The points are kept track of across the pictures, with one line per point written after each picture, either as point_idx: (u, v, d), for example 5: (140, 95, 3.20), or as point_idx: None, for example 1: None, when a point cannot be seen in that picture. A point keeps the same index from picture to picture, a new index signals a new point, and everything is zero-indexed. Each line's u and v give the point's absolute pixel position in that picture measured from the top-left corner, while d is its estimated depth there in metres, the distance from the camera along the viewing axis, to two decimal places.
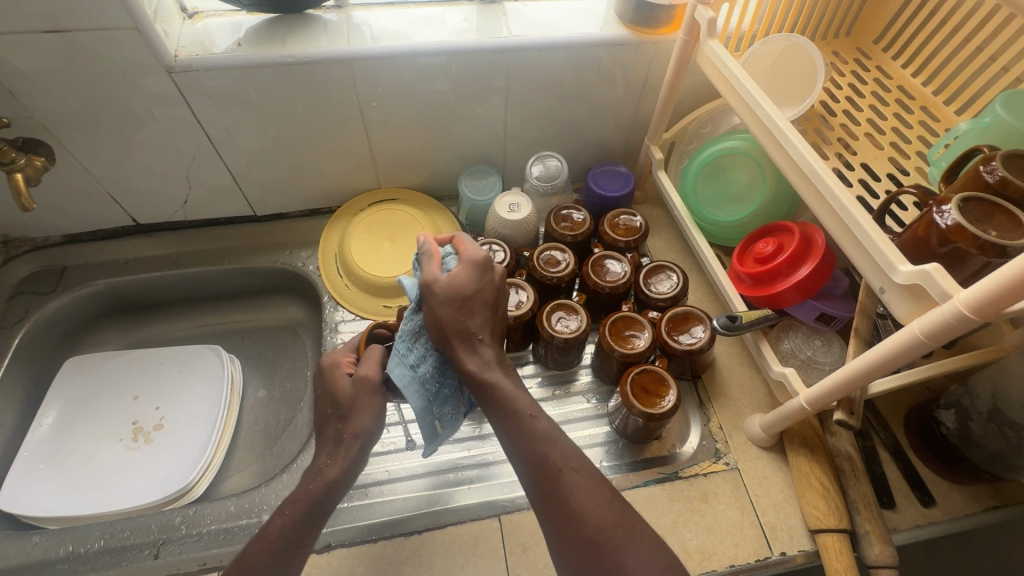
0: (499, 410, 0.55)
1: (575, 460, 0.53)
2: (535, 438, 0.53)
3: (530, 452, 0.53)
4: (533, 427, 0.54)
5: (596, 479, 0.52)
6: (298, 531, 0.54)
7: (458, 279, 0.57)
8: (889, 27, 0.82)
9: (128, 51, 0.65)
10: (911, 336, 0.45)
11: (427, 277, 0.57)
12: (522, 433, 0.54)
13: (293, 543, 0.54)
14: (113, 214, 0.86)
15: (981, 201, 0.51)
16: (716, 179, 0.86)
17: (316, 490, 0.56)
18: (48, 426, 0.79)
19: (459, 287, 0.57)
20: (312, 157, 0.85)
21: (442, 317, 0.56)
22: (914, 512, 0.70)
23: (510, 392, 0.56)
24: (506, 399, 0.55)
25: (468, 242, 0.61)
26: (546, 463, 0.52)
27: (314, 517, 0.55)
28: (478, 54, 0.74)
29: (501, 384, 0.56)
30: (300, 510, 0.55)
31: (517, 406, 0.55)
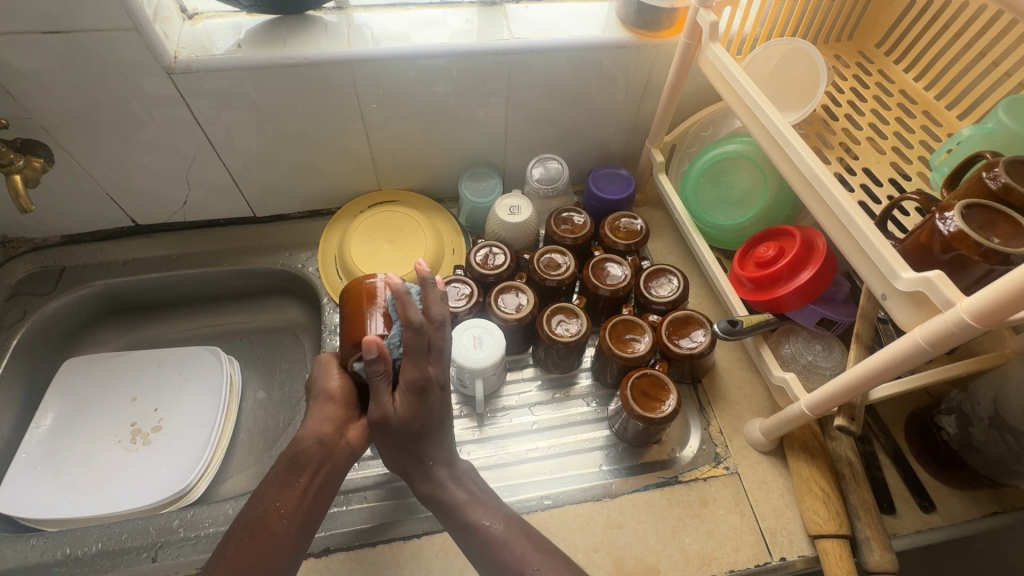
0: (458, 529, 0.57)
1: (532, 559, 0.54)
2: (491, 545, 0.55)
3: (492, 561, 0.55)
4: (486, 536, 0.56)
5: (554, 567, 0.54)
6: (274, 495, 0.55)
7: (407, 417, 0.57)
8: (891, 31, 0.82)
9: (128, 52, 0.64)
10: (913, 344, 0.45)
11: (377, 415, 0.57)
12: (479, 545, 0.56)
13: (269, 508, 0.54)
14: (113, 215, 0.86)
15: (984, 208, 0.51)
16: (717, 182, 0.85)
17: (290, 451, 0.57)
18: (46, 428, 0.78)
19: (409, 424, 0.57)
20: (312, 159, 0.84)
21: (390, 445, 0.59)
22: (914, 517, 0.69)
23: (462, 504, 0.58)
24: (459, 513, 0.57)
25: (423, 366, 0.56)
26: (507, 569, 0.54)
27: (290, 479, 0.56)
28: (479, 56, 0.74)
29: (456, 502, 0.58)
30: (278, 473, 0.56)
31: (470, 516, 0.57)
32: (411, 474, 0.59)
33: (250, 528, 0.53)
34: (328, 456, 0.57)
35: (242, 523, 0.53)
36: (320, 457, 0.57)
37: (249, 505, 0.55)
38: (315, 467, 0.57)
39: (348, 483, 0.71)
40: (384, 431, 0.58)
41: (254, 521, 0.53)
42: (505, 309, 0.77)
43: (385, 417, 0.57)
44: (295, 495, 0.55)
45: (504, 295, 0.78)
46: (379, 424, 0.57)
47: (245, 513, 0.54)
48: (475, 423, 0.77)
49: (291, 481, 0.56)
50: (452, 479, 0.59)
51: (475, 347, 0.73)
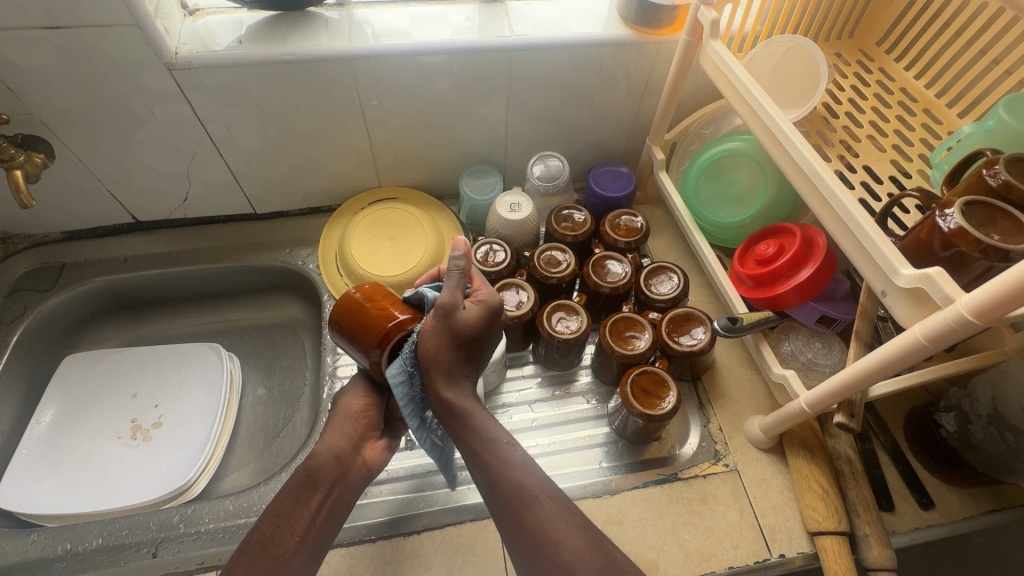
0: (471, 439, 0.57)
1: (549, 488, 0.55)
2: (510, 465, 0.56)
3: (503, 479, 0.55)
4: (506, 455, 0.56)
5: (567, 504, 0.54)
6: (289, 511, 0.56)
7: (474, 317, 0.59)
8: (892, 29, 0.82)
9: (128, 48, 0.64)
10: (913, 341, 0.45)
11: (448, 302, 0.57)
12: (494, 461, 0.56)
13: (283, 524, 0.55)
14: (113, 211, 0.86)
15: (984, 205, 0.51)
16: (718, 180, 0.85)
17: (307, 466, 0.60)
18: (46, 424, 0.78)
19: (473, 326, 0.59)
20: (313, 155, 0.84)
21: (441, 347, 0.57)
22: (913, 514, 0.70)
23: (483, 418, 0.58)
24: (481, 427, 0.57)
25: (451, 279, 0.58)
26: (518, 491, 0.54)
27: (305, 494, 0.57)
28: (480, 52, 0.74)
29: (476, 413, 0.58)
30: (292, 488, 0.58)
31: (490, 429, 0.58)
32: (436, 374, 0.57)
33: (264, 544, 0.53)
34: (342, 474, 0.61)
35: (255, 539, 0.53)
36: (336, 474, 0.60)
37: (260, 521, 0.55)
38: (330, 484, 0.59)
39: None
40: (445, 321, 0.57)
41: (266, 537, 0.54)
42: (505, 305, 0.77)
43: (454, 307, 0.57)
44: (309, 512, 0.56)
45: (505, 292, 0.78)
46: (446, 311, 0.57)
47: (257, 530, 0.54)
48: None
49: (306, 498, 0.57)
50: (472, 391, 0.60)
51: None
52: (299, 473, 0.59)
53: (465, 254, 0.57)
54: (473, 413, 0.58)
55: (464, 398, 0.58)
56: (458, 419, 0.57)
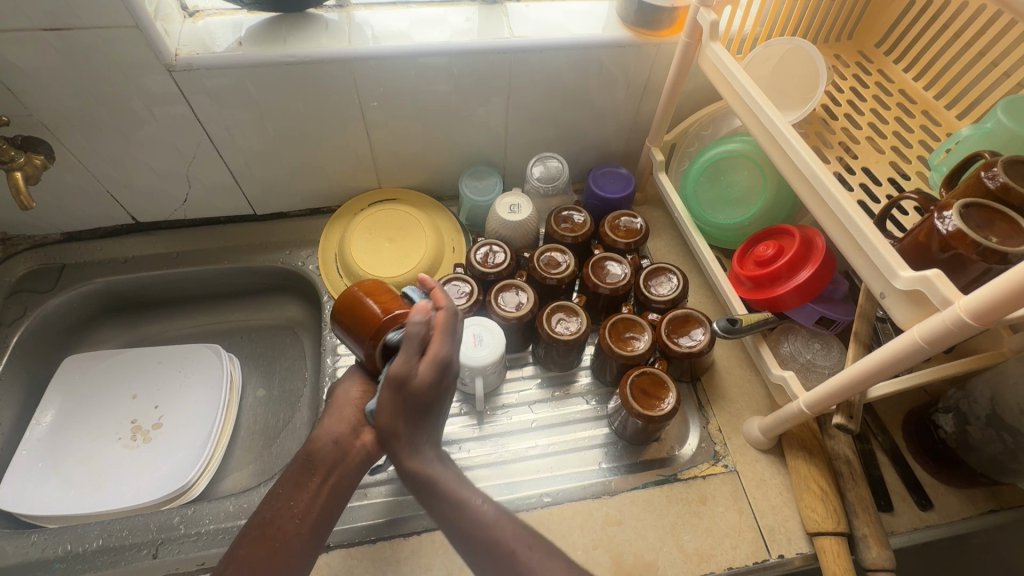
0: (443, 509, 0.52)
1: (526, 538, 0.51)
2: (485, 526, 0.51)
3: (482, 543, 0.50)
4: (478, 516, 0.51)
5: (551, 550, 0.51)
6: (287, 495, 0.55)
7: (427, 382, 0.53)
8: (891, 31, 0.82)
9: (128, 49, 0.64)
10: (911, 343, 0.45)
11: (400, 370, 0.52)
12: (467, 526, 0.51)
13: (282, 507, 0.55)
14: (113, 213, 0.86)
15: (982, 207, 0.51)
16: (717, 181, 0.86)
17: (305, 450, 0.58)
18: (46, 425, 0.79)
19: (426, 393, 0.53)
20: (313, 156, 0.84)
21: (394, 415, 0.53)
22: (911, 515, 0.70)
23: (450, 480, 0.54)
24: (448, 493, 0.52)
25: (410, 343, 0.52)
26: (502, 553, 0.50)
27: (304, 479, 0.57)
28: (480, 54, 0.74)
29: (443, 479, 0.53)
30: (292, 473, 0.57)
31: (457, 493, 0.53)
32: (397, 449, 0.54)
33: (262, 528, 0.53)
34: (342, 458, 0.58)
35: (255, 522, 0.54)
36: (336, 457, 0.58)
37: (261, 506, 0.55)
38: (330, 468, 0.58)
39: None
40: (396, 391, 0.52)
41: (265, 521, 0.54)
42: (505, 307, 0.77)
43: (405, 377, 0.52)
44: (307, 496, 0.56)
45: (504, 293, 0.78)
46: (398, 382, 0.52)
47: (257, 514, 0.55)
48: (474, 420, 0.78)
49: (305, 481, 0.57)
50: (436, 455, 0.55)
51: (476, 345, 0.74)
52: (299, 456, 0.59)
53: (424, 319, 0.53)
54: (441, 481, 0.53)
55: (430, 464, 0.54)
56: (429, 490, 0.53)
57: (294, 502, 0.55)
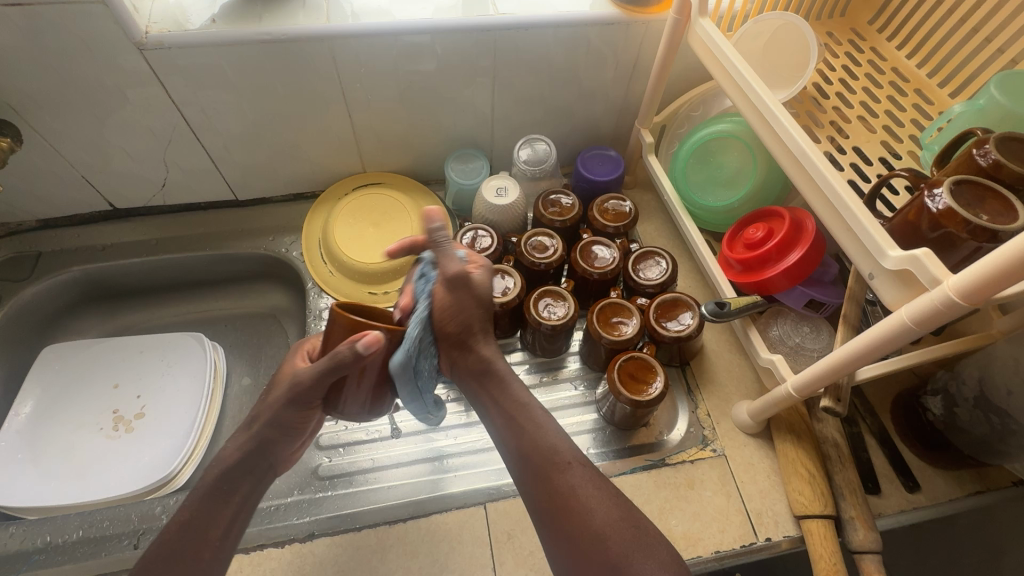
0: (502, 404, 0.57)
1: (580, 456, 0.54)
2: (541, 430, 0.55)
3: (534, 442, 0.54)
4: (540, 419, 0.55)
5: (598, 472, 0.53)
6: (202, 524, 0.51)
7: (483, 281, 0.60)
8: (884, 7, 0.81)
9: (96, 27, 0.62)
10: (900, 324, 0.44)
11: (460, 271, 0.58)
12: (528, 427, 0.55)
13: (196, 535, 0.51)
14: (89, 199, 0.84)
15: (974, 185, 0.50)
16: (707, 163, 0.84)
17: (213, 479, 0.54)
18: (25, 416, 0.77)
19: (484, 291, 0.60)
20: (294, 139, 0.82)
21: (463, 310, 0.59)
22: (899, 497, 0.70)
23: (511, 382, 0.58)
24: (511, 390, 0.57)
25: (449, 250, 0.59)
26: (551, 457, 0.53)
27: (216, 507, 0.53)
28: (463, 32, 0.72)
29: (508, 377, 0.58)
30: (202, 498, 0.53)
31: (519, 398, 0.57)
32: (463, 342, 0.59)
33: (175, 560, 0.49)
34: (256, 484, 0.56)
35: (161, 554, 0.50)
36: (252, 477, 0.56)
37: (167, 530, 0.51)
38: (240, 492, 0.55)
39: (334, 468, 0.71)
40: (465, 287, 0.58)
41: (180, 549, 0.50)
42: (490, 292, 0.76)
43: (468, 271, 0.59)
44: (225, 521, 0.53)
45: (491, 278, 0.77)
46: (461, 275, 0.58)
47: (160, 540, 0.51)
48: (462, 407, 0.77)
49: (218, 510, 0.53)
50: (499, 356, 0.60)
51: None
52: (207, 485, 0.54)
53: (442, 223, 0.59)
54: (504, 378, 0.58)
55: (492, 362, 0.59)
56: (491, 380, 0.58)
57: (210, 529, 0.52)
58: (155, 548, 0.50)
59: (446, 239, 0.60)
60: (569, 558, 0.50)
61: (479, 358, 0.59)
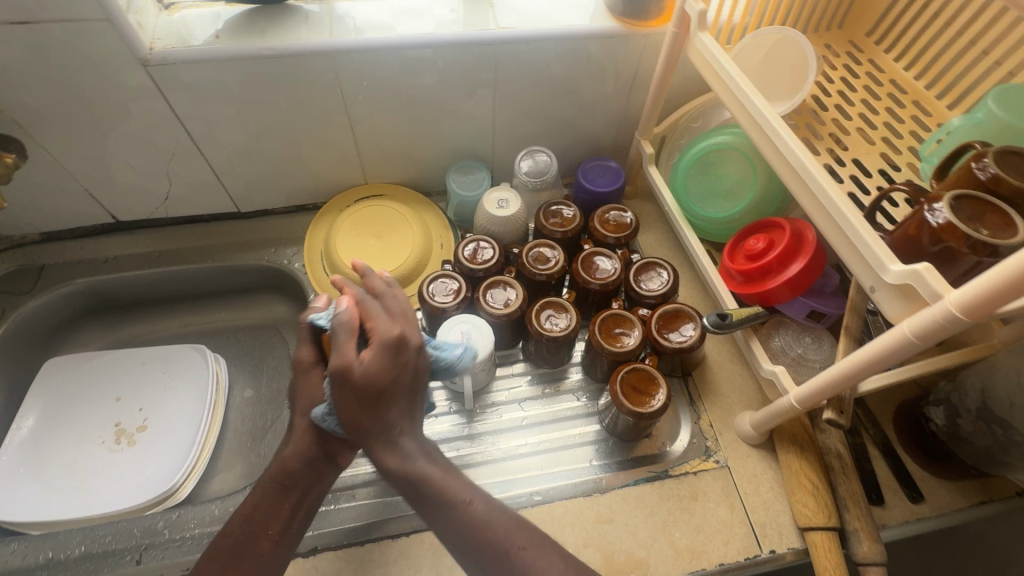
0: (432, 505, 0.52)
1: (522, 537, 0.52)
2: (475, 526, 0.51)
3: (474, 540, 0.51)
4: (471, 513, 0.52)
5: (548, 544, 0.52)
6: (261, 521, 0.55)
7: (373, 370, 0.51)
8: (881, 20, 0.81)
9: (101, 43, 0.63)
10: (901, 337, 0.44)
11: (337, 366, 0.51)
12: (464, 525, 0.51)
13: (254, 534, 0.55)
14: (92, 212, 0.84)
15: (973, 199, 0.50)
16: (707, 174, 0.85)
17: (274, 475, 0.58)
18: (27, 430, 0.77)
19: (375, 378, 0.51)
20: (297, 152, 0.83)
21: (348, 408, 0.52)
22: (902, 508, 0.70)
23: (434, 474, 0.53)
24: (436, 487, 0.53)
25: (338, 340, 0.53)
26: (498, 553, 0.50)
27: (277, 503, 0.56)
28: (465, 46, 0.73)
29: (431, 471, 0.54)
30: (265, 493, 0.57)
31: (448, 490, 0.53)
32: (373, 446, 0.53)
33: (236, 550, 0.54)
34: (317, 476, 0.59)
35: (223, 550, 0.54)
36: (311, 473, 0.59)
37: (232, 524, 0.56)
38: (302, 487, 0.58)
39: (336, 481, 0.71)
40: (341, 386, 0.51)
41: (239, 547, 0.54)
42: (493, 304, 0.76)
43: (347, 367, 0.51)
44: (283, 516, 0.56)
45: (493, 290, 0.77)
46: (338, 375, 0.51)
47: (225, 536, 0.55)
48: (464, 419, 0.77)
49: (279, 506, 0.56)
50: (417, 448, 0.55)
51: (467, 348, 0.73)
52: (271, 480, 0.58)
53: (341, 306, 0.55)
54: (428, 476, 0.53)
55: (410, 462, 0.53)
56: (417, 488, 0.53)
57: (270, 525, 0.55)
58: (219, 544, 0.55)
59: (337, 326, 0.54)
60: None
61: (397, 462, 0.53)
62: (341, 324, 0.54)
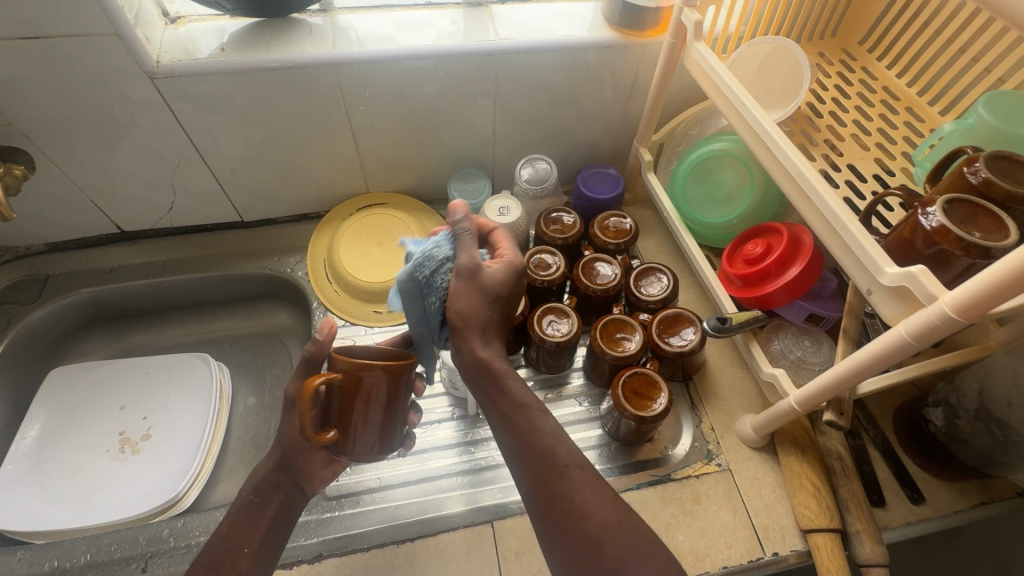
0: (506, 408, 0.53)
1: (581, 458, 0.51)
2: (539, 433, 0.51)
3: (529, 443, 0.51)
4: (538, 422, 0.52)
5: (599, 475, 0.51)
6: (237, 537, 0.57)
7: (497, 274, 0.54)
8: (874, 28, 0.83)
9: (108, 57, 0.64)
10: (898, 338, 0.45)
11: (470, 263, 0.53)
12: (527, 431, 0.51)
13: (232, 549, 0.56)
14: (96, 222, 0.85)
15: (965, 203, 0.51)
16: (705, 180, 0.86)
17: (248, 496, 0.59)
18: (31, 440, 0.77)
19: (499, 284, 0.54)
20: (300, 163, 0.84)
21: (469, 301, 0.53)
22: (904, 510, 0.70)
23: (515, 381, 0.53)
24: (514, 393, 0.53)
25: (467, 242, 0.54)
26: (551, 460, 0.50)
27: (252, 519, 0.58)
28: (465, 57, 0.74)
29: (511, 375, 0.53)
30: (239, 510, 0.58)
31: (522, 396, 0.53)
32: (468, 331, 0.53)
33: (215, 565, 0.55)
34: (286, 497, 0.61)
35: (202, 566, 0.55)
36: (280, 494, 0.60)
37: (211, 543, 0.57)
38: (272, 506, 0.60)
39: (340, 487, 0.71)
40: (467, 284, 0.53)
41: (217, 562, 0.55)
42: None
43: (475, 269, 0.53)
44: (259, 532, 0.58)
45: None
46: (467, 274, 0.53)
47: (206, 551, 0.56)
48: (466, 426, 0.77)
49: (254, 525, 0.58)
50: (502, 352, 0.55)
51: None
52: (244, 498, 0.59)
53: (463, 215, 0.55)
54: (505, 377, 0.53)
55: (497, 358, 0.54)
56: (490, 384, 0.53)
57: (247, 541, 0.57)
58: (200, 559, 0.56)
59: (465, 230, 0.55)
60: (567, 554, 0.48)
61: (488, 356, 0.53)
62: (468, 232, 0.55)
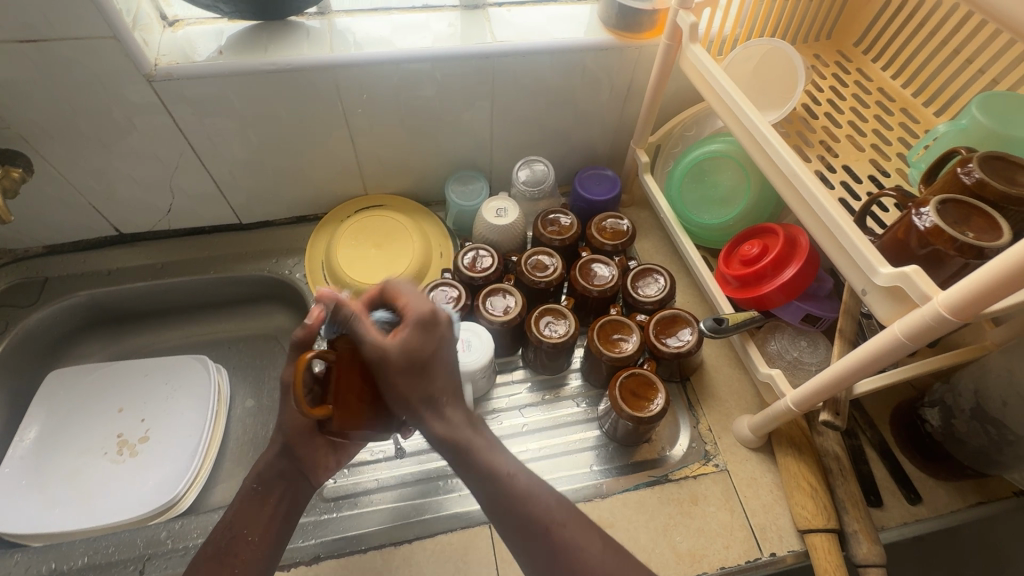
0: (476, 478, 0.49)
1: (563, 511, 0.49)
2: (515, 500, 0.48)
3: (508, 510, 0.48)
4: (512, 488, 0.48)
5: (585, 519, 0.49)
6: (241, 527, 0.57)
7: (410, 350, 0.46)
8: (869, 30, 0.84)
9: (106, 60, 0.64)
10: (892, 338, 0.46)
11: (373, 352, 0.46)
12: (502, 498, 0.48)
13: (236, 539, 0.56)
14: (95, 225, 0.85)
15: (959, 203, 0.52)
16: (701, 181, 0.86)
17: (253, 485, 0.59)
18: (29, 442, 0.77)
19: (416, 355, 0.47)
20: (298, 165, 0.84)
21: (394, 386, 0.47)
22: (901, 510, 0.70)
23: (481, 448, 0.49)
24: (482, 461, 0.49)
25: (360, 327, 0.47)
26: (534, 524, 0.48)
27: (256, 508, 0.58)
28: (462, 60, 0.74)
29: (476, 440, 0.49)
30: (243, 500, 0.58)
31: (491, 463, 0.49)
32: (422, 414, 0.48)
33: (220, 555, 0.54)
34: (292, 485, 0.61)
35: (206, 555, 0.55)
36: (284, 483, 0.60)
37: (216, 532, 0.57)
38: (277, 495, 0.60)
39: (338, 489, 0.71)
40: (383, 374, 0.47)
41: (222, 550, 0.55)
42: (492, 311, 0.77)
43: (381, 356, 0.46)
44: (263, 521, 0.58)
45: (492, 297, 0.78)
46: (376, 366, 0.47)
47: (209, 542, 0.56)
48: None
49: (258, 513, 0.58)
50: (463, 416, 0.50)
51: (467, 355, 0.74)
52: (248, 488, 0.59)
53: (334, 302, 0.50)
54: (472, 445, 0.49)
55: (456, 430, 0.49)
56: (457, 456, 0.49)
57: (251, 530, 0.57)
58: (204, 549, 0.55)
59: (347, 317, 0.48)
60: None
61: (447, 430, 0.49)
62: (353, 314, 0.48)
